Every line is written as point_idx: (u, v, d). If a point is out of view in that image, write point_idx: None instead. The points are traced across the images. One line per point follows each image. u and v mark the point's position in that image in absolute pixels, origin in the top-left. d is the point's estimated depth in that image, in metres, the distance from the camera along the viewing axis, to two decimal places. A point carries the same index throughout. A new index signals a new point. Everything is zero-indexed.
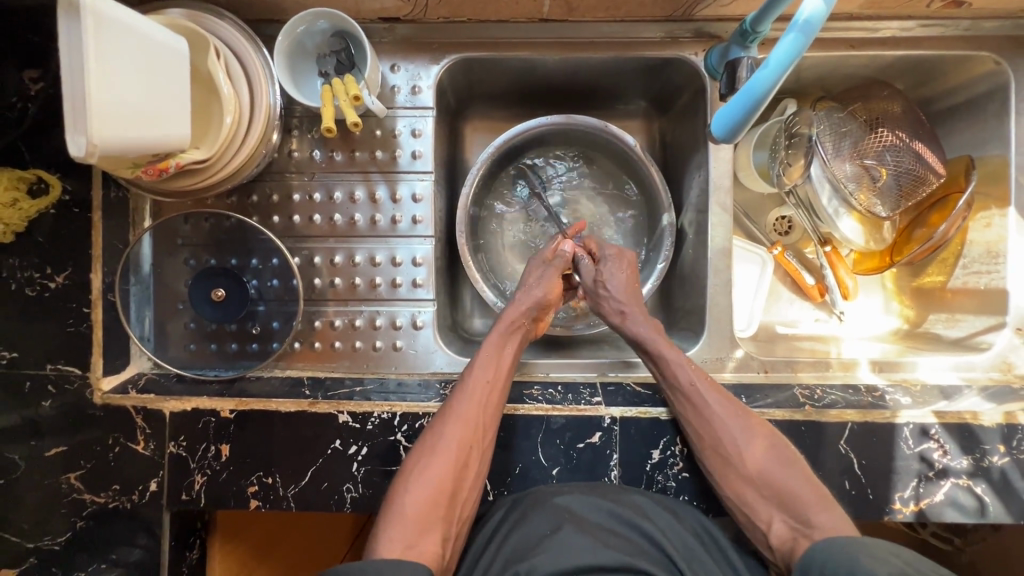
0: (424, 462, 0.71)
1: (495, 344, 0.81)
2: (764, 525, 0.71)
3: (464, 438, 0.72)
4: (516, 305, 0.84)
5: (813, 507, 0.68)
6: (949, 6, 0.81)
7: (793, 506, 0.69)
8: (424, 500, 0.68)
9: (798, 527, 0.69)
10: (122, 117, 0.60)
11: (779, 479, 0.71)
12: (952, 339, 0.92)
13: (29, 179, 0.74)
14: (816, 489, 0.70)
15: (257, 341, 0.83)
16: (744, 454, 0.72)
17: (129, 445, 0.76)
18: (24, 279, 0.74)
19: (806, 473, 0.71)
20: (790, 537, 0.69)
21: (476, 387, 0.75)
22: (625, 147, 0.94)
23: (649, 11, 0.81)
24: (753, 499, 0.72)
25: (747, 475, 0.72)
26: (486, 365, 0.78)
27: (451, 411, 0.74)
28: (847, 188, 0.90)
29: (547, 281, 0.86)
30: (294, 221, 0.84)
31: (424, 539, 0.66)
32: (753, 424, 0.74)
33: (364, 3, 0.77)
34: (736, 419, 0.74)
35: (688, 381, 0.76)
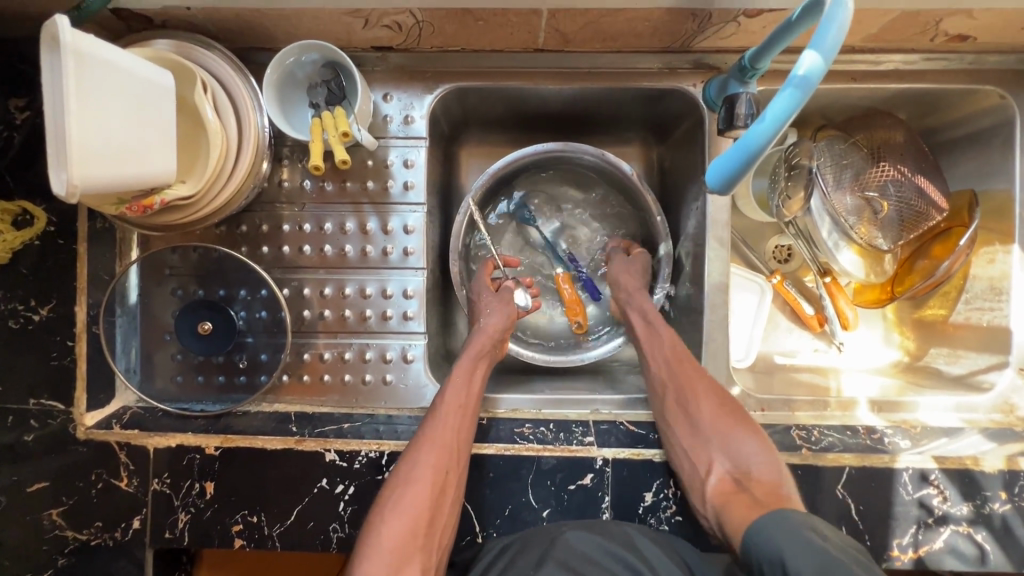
0: (398, 492, 0.68)
1: (466, 369, 0.79)
2: (703, 470, 0.72)
3: (439, 468, 0.70)
4: (483, 332, 0.84)
5: (755, 456, 0.71)
6: (952, 41, 0.78)
7: (737, 455, 0.72)
8: (403, 528, 0.66)
9: (739, 479, 0.70)
10: (106, 157, 0.58)
11: (728, 432, 0.74)
12: (953, 376, 0.91)
13: (13, 211, 0.73)
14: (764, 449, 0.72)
15: (244, 374, 0.82)
16: (702, 408, 0.76)
17: (112, 481, 0.75)
18: (7, 311, 0.73)
19: (753, 430, 0.74)
20: (728, 487, 0.69)
21: (449, 413, 0.74)
22: (622, 174, 0.92)
23: (647, 43, 0.79)
24: (701, 449, 0.73)
25: (701, 427, 0.74)
26: (457, 390, 0.77)
27: (423, 439, 0.72)
28: (848, 221, 0.88)
29: (501, 308, 0.87)
30: (284, 252, 0.83)
31: (404, 572, 0.64)
32: (709, 384, 0.78)
33: (357, 34, 0.75)
34: (696, 377, 0.78)
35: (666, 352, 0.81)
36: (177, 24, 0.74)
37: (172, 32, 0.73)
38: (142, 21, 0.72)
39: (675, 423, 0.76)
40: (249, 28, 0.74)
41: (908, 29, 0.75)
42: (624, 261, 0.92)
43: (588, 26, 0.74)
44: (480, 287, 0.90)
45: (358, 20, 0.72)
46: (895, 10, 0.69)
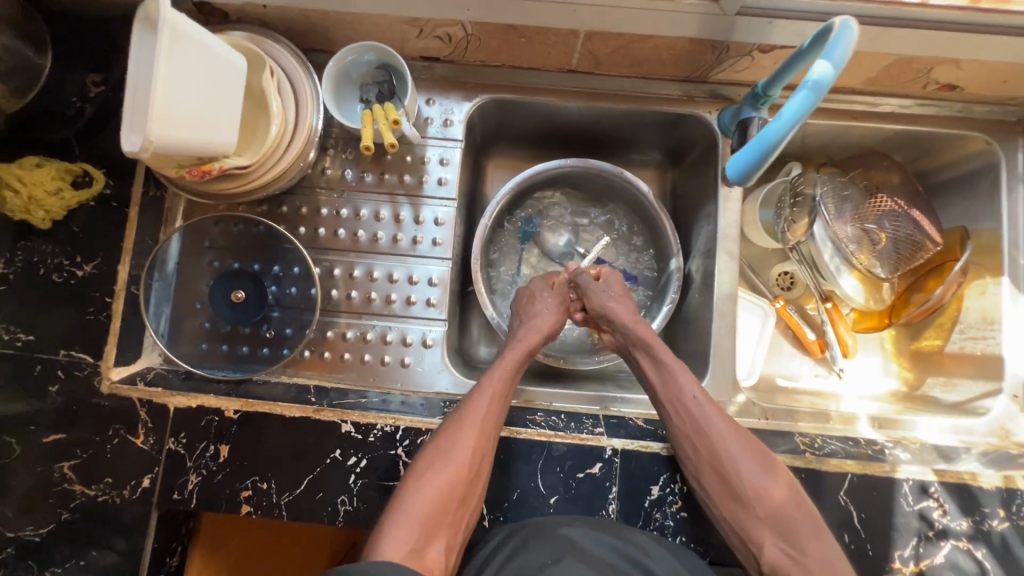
0: (435, 469, 0.71)
1: (512, 361, 0.82)
2: (756, 547, 0.71)
3: (481, 448, 0.72)
4: (534, 328, 0.88)
5: (807, 535, 0.69)
6: (943, 90, 0.87)
7: (792, 536, 0.70)
8: (434, 502, 0.69)
9: (794, 555, 0.69)
10: (176, 117, 0.64)
11: (777, 503, 0.71)
12: (950, 403, 0.94)
13: (75, 172, 0.79)
14: (806, 507, 0.71)
15: (269, 346, 0.85)
16: (745, 478, 0.73)
17: (128, 438, 0.76)
18: (53, 264, 0.78)
19: (794, 492, 0.72)
20: (784, 564, 0.69)
21: (495, 398, 0.77)
22: (640, 194, 1.00)
23: (670, 72, 0.88)
24: (749, 521, 0.72)
25: (749, 506, 0.72)
26: (504, 375, 0.80)
27: (462, 421, 0.74)
28: (849, 248, 0.95)
29: (556, 310, 0.90)
30: (319, 234, 0.88)
31: (430, 548, 0.68)
32: (761, 459, 0.74)
33: (411, 42, 0.84)
34: (734, 438, 0.75)
35: (691, 392, 0.77)
36: (250, 20, 0.82)
37: (247, 26, 0.81)
38: (218, 15, 0.81)
39: (718, 495, 0.73)
40: (313, 29, 0.83)
41: (903, 75, 0.84)
42: (601, 285, 0.90)
43: (618, 50, 0.82)
44: (540, 283, 0.93)
45: (413, 29, 0.80)
46: (893, 55, 0.78)
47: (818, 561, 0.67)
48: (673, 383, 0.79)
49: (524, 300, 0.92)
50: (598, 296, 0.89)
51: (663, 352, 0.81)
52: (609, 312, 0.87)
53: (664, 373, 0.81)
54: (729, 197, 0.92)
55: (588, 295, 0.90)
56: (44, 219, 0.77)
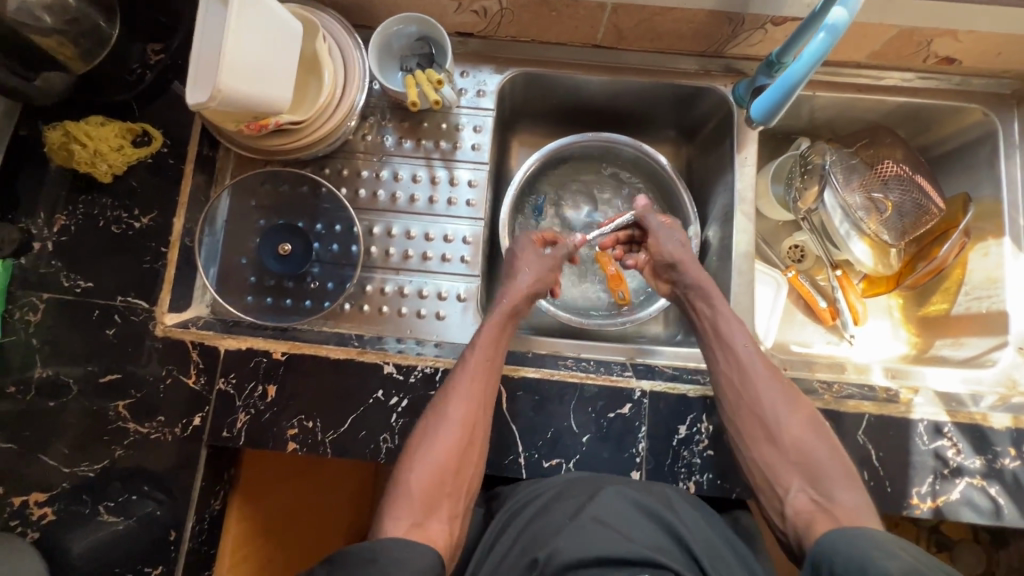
0: (430, 441, 0.73)
1: (493, 330, 0.82)
2: (783, 490, 0.74)
3: (471, 416, 0.74)
4: (518, 290, 0.87)
5: (838, 485, 0.71)
6: (942, 63, 0.94)
7: (819, 482, 0.72)
8: (430, 475, 0.71)
9: (821, 502, 0.71)
10: (242, 69, 0.70)
11: (809, 450, 0.74)
12: (961, 359, 0.97)
13: (136, 131, 0.84)
14: (840, 461, 0.74)
15: (311, 298, 0.89)
16: (782, 424, 0.76)
17: (181, 378, 0.79)
18: (113, 217, 0.83)
19: (829, 441, 0.75)
20: (809, 510, 0.71)
21: (478, 368, 0.77)
22: (659, 167, 1.06)
23: (689, 46, 0.94)
24: (781, 464, 0.75)
25: (782, 452, 0.75)
26: (485, 346, 0.80)
27: (451, 393, 0.75)
28: (858, 214, 1.00)
29: (540, 270, 0.91)
30: (360, 195, 0.93)
31: (430, 517, 0.69)
32: (800, 409, 0.77)
33: (448, 16, 0.90)
34: (775, 388, 0.79)
35: (740, 340, 0.82)
36: None
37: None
38: None
39: (751, 440, 0.76)
40: (358, 3, 0.89)
41: (905, 48, 0.90)
42: (666, 231, 0.95)
43: (642, 24, 0.89)
44: (525, 243, 0.93)
45: (453, 3, 0.87)
46: (896, 26, 0.85)
47: (845, 508, 0.69)
48: (725, 332, 0.84)
49: (509, 261, 0.92)
50: (660, 241, 0.94)
51: (719, 302, 0.86)
52: (672, 259, 0.92)
53: (714, 322, 0.85)
54: (745, 164, 0.97)
55: (654, 237, 0.96)
56: (106, 173, 0.82)
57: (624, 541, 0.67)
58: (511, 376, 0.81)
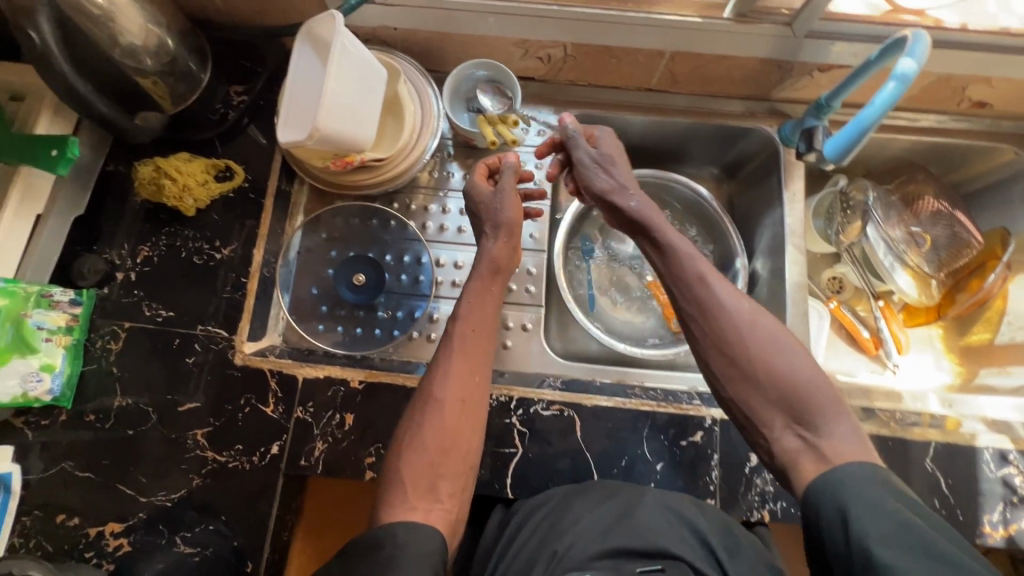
0: (420, 415, 0.72)
1: (477, 292, 0.79)
2: (767, 430, 0.66)
3: (462, 391, 0.73)
4: (497, 236, 0.82)
5: (824, 418, 0.63)
6: (975, 107, 1.00)
7: (803, 414, 0.64)
8: (425, 455, 0.69)
9: (809, 440, 0.63)
10: (338, 109, 0.74)
11: (788, 383, 0.65)
12: (1009, 389, 1.00)
13: (220, 167, 0.89)
14: (825, 388, 0.65)
15: (381, 327, 0.91)
16: (755, 357, 0.67)
17: (259, 407, 0.80)
18: (196, 248, 0.86)
19: (817, 371, 0.66)
20: (799, 452, 0.63)
21: (463, 339, 0.76)
22: (700, 199, 1.11)
23: (737, 90, 1.00)
24: (758, 401, 0.67)
25: (761, 391, 0.66)
26: (468, 318, 0.77)
27: (438, 365, 0.75)
28: (901, 248, 1.05)
29: (510, 201, 0.84)
30: (427, 227, 0.96)
31: (425, 493, 0.68)
32: (772, 337, 0.68)
33: (514, 62, 0.96)
34: (739, 316, 0.70)
35: (698, 273, 0.73)
36: (377, 42, 0.94)
37: (375, 46, 0.94)
38: None
39: (724, 378, 0.69)
40: (431, 51, 0.95)
41: (942, 93, 0.97)
42: (597, 160, 0.86)
43: (696, 69, 0.95)
44: (477, 184, 0.86)
45: (520, 50, 0.93)
46: (935, 74, 0.91)
47: (837, 447, 0.61)
48: (680, 263, 0.75)
49: (473, 211, 0.86)
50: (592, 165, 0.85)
51: (665, 230, 0.78)
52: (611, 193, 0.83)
53: (665, 255, 0.77)
54: (794, 200, 1.01)
55: (583, 168, 0.86)
56: (191, 206, 0.86)
57: (647, 530, 0.68)
58: (584, 404, 0.82)
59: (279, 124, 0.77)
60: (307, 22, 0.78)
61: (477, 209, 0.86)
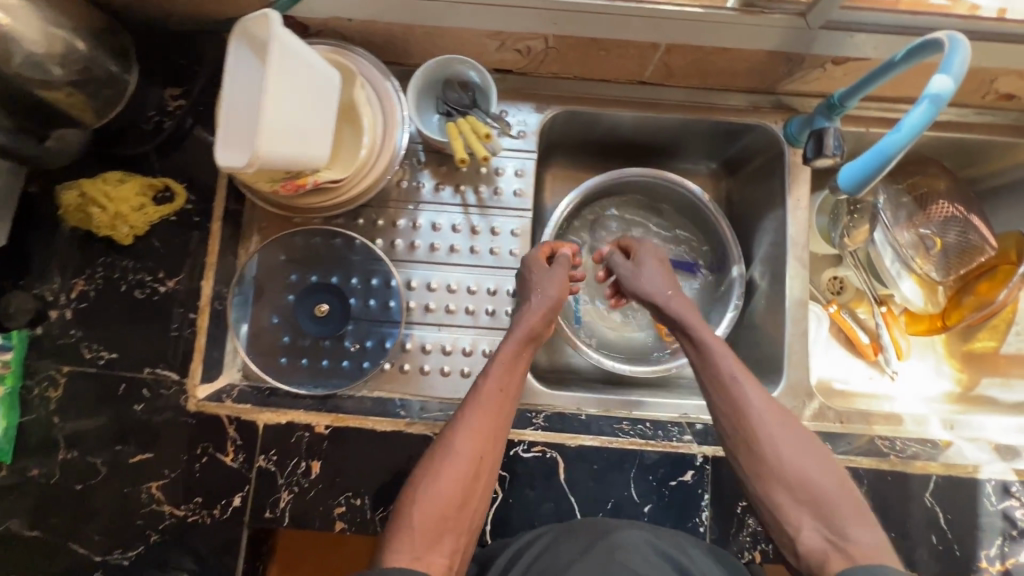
0: (435, 471, 0.68)
1: (510, 353, 0.78)
2: (794, 531, 0.65)
3: (481, 449, 0.70)
4: (535, 311, 0.81)
5: (851, 521, 0.63)
6: (1001, 99, 0.91)
7: (831, 517, 0.64)
8: (435, 509, 0.66)
9: (835, 540, 0.62)
10: (280, 131, 0.64)
11: (813, 483, 0.66)
12: (1012, 403, 0.99)
13: (157, 187, 0.78)
14: (850, 495, 0.65)
15: (349, 359, 0.84)
16: (785, 458, 0.68)
17: (217, 456, 0.75)
18: (136, 280, 0.77)
19: (840, 477, 0.67)
20: (823, 551, 0.62)
21: (489, 397, 0.73)
22: (693, 196, 1.02)
23: (740, 83, 0.90)
24: (788, 503, 0.66)
25: (788, 488, 0.67)
26: (498, 375, 0.76)
27: (461, 421, 0.71)
28: (908, 253, 0.97)
29: (557, 284, 0.83)
30: (397, 245, 0.87)
31: (432, 551, 0.64)
32: (802, 440, 0.69)
33: (488, 54, 0.84)
34: (777, 422, 0.70)
35: (730, 372, 0.74)
36: (330, 34, 0.82)
37: (328, 39, 0.81)
38: (299, 28, 0.81)
39: (753, 474, 0.69)
40: (393, 42, 0.83)
41: (967, 86, 0.87)
42: (636, 265, 0.90)
43: (694, 62, 0.84)
44: (531, 260, 0.85)
45: (495, 42, 0.81)
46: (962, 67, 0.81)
47: (862, 547, 0.60)
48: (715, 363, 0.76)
49: (521, 283, 0.85)
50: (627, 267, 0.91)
51: (701, 332, 0.80)
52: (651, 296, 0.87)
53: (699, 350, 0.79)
54: (797, 206, 0.93)
55: (625, 276, 0.91)
56: (128, 235, 0.76)
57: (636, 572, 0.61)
58: (567, 444, 0.77)
59: (217, 143, 0.67)
60: (244, 19, 0.66)
61: (524, 286, 0.84)
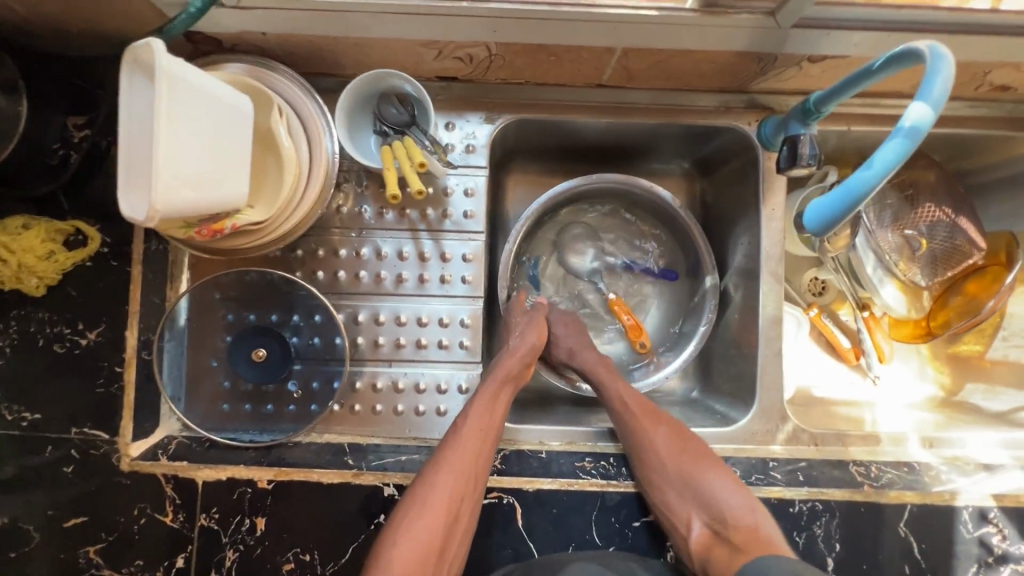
0: (415, 516, 0.66)
1: (492, 390, 0.77)
2: (685, 527, 0.71)
3: (458, 492, 0.68)
4: (513, 354, 0.82)
5: (725, 498, 0.70)
6: (995, 91, 0.83)
7: (711, 505, 0.70)
8: (415, 553, 0.65)
9: (717, 527, 0.69)
10: (186, 179, 0.56)
11: (695, 480, 0.72)
12: (993, 412, 0.94)
13: (67, 231, 0.71)
14: (731, 484, 0.71)
15: (296, 403, 0.79)
16: (665, 460, 0.73)
17: (156, 516, 0.71)
18: (54, 334, 0.71)
19: (716, 467, 0.73)
20: (713, 542, 0.68)
21: (471, 436, 0.72)
22: (664, 201, 0.93)
23: (708, 83, 0.82)
24: (677, 501, 0.71)
25: (674, 489, 0.72)
26: (480, 413, 0.74)
27: (442, 462, 0.70)
28: (892, 256, 0.90)
29: (535, 331, 0.85)
30: (339, 277, 0.82)
31: None
32: (678, 438, 0.75)
33: (427, 64, 0.76)
34: (658, 431, 0.76)
35: (617, 394, 0.80)
36: (247, 49, 0.74)
37: (245, 57, 0.73)
38: (211, 43, 0.72)
39: (642, 482, 0.73)
40: (320, 54, 0.74)
41: (958, 79, 0.78)
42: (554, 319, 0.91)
43: (656, 65, 0.76)
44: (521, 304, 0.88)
45: (432, 51, 0.72)
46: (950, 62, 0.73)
47: (741, 529, 0.67)
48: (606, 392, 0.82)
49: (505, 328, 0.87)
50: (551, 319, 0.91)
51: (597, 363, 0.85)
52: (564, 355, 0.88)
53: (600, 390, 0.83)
54: (771, 215, 0.86)
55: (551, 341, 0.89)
56: (38, 286, 0.70)
57: None
58: (525, 489, 0.73)
59: (122, 191, 0.56)
60: (131, 44, 0.54)
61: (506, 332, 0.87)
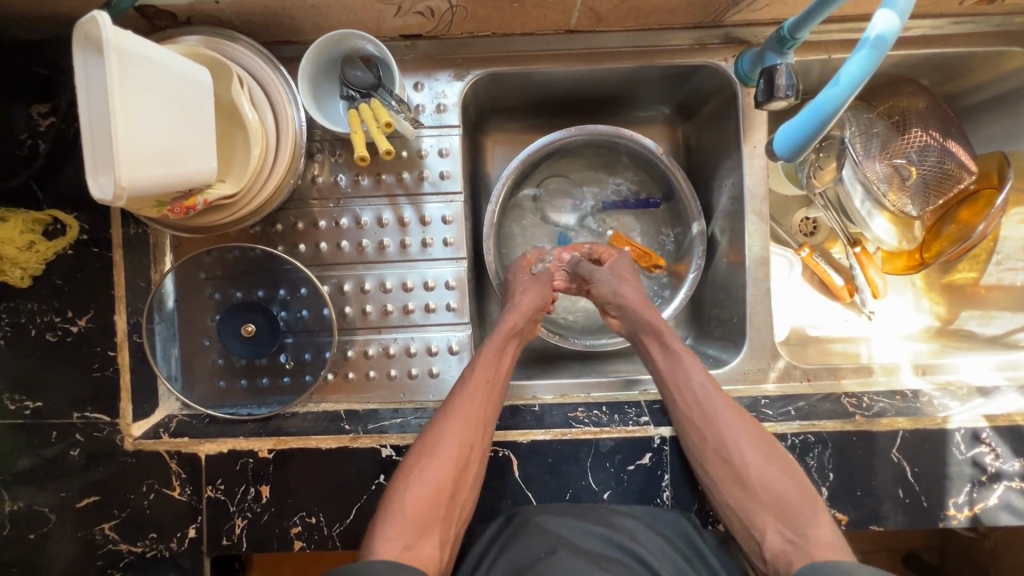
0: (425, 460, 0.68)
1: (496, 346, 0.78)
2: (759, 534, 0.68)
3: (464, 442, 0.69)
4: (517, 310, 0.82)
5: (811, 520, 0.66)
6: (981, 4, 0.80)
7: (792, 519, 0.67)
8: (423, 500, 0.65)
9: (795, 540, 0.65)
10: (150, 154, 0.55)
11: (779, 490, 0.68)
12: (988, 337, 0.93)
13: (44, 221, 0.71)
14: (812, 497, 0.68)
15: (290, 375, 0.81)
16: (749, 465, 0.70)
17: (164, 491, 0.73)
18: (44, 323, 0.72)
19: (802, 482, 0.69)
20: (786, 550, 0.65)
21: (478, 387, 0.73)
22: (647, 151, 0.90)
23: (681, 19, 0.79)
24: (752, 505, 0.69)
25: (752, 495, 0.69)
26: (486, 365, 0.76)
27: (451, 409, 0.71)
28: (880, 188, 0.87)
29: (539, 289, 0.85)
30: (321, 249, 0.82)
31: (424, 540, 0.64)
32: (760, 440, 0.71)
33: (388, 22, 0.74)
34: (740, 428, 0.72)
35: (697, 383, 0.75)
36: (202, 20, 0.72)
37: (199, 27, 0.71)
38: (166, 17, 0.70)
39: (718, 478, 0.71)
40: (277, 20, 0.73)
41: None
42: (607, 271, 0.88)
43: (623, 4, 0.73)
44: (517, 266, 0.89)
45: (391, 7, 0.70)
46: None
47: (820, 546, 0.64)
48: (683, 376, 0.77)
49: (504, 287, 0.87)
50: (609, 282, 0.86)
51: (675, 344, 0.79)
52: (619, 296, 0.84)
53: (671, 364, 0.78)
54: (754, 152, 0.84)
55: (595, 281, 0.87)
56: (22, 277, 0.70)
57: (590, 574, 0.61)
58: (519, 441, 0.74)
59: (87, 173, 0.53)
60: (79, 19, 0.50)
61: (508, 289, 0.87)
